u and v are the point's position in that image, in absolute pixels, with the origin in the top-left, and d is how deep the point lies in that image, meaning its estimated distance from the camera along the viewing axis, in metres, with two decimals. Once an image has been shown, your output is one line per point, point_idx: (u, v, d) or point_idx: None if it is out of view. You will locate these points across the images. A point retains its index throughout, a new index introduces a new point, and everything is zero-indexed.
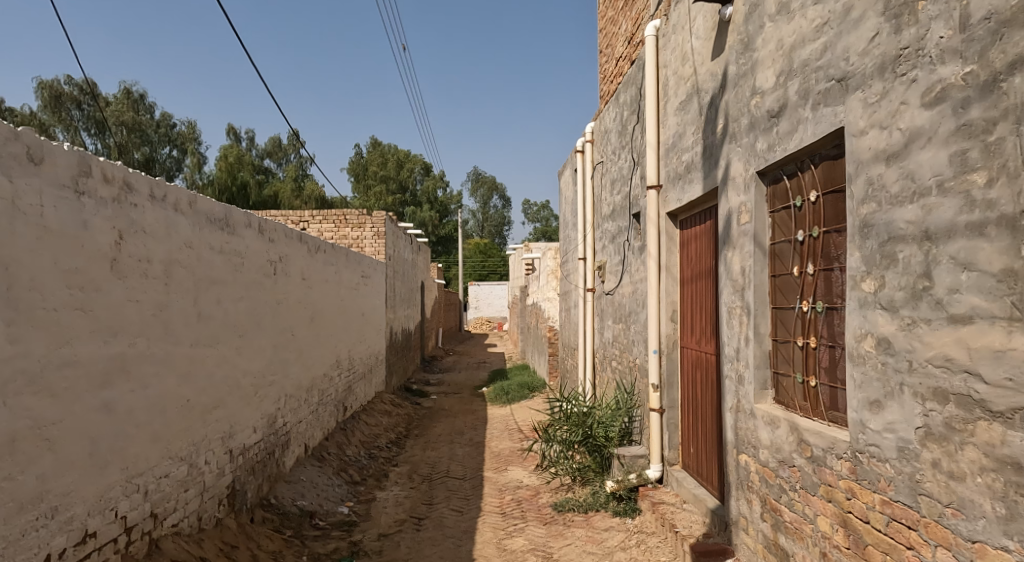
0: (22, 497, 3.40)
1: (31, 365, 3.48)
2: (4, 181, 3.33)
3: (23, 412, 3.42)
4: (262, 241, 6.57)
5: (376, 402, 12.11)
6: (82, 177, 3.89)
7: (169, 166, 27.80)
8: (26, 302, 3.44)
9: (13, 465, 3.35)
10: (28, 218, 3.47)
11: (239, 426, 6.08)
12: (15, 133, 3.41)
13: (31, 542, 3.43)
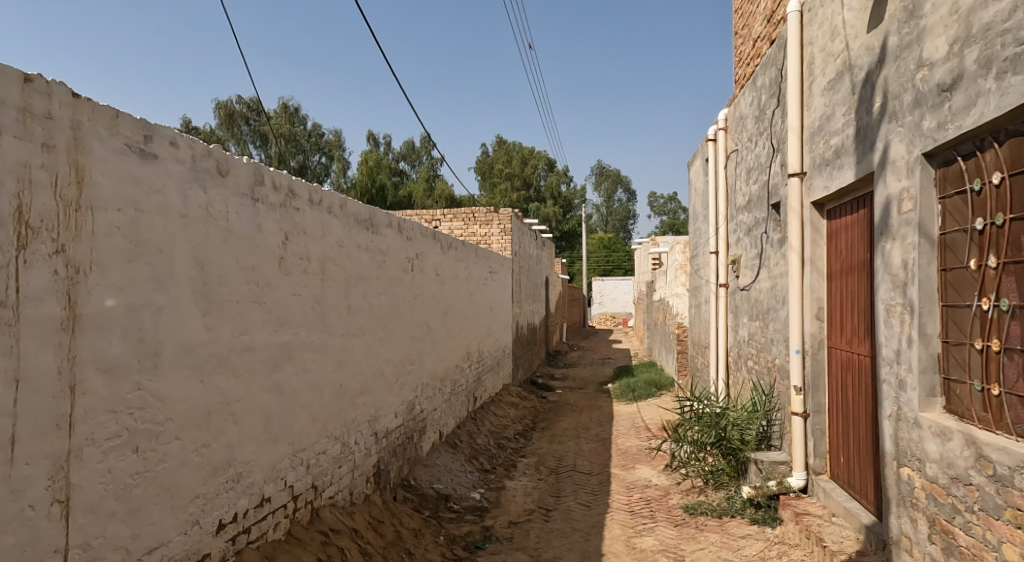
0: (216, 462, 3.76)
1: (220, 350, 3.80)
2: (200, 192, 3.63)
3: (215, 390, 3.75)
4: (401, 239, 6.81)
5: (504, 394, 12.31)
6: (258, 186, 4.18)
7: (319, 172, 29.93)
8: (217, 295, 3.75)
9: (209, 435, 3.70)
10: (218, 222, 3.78)
11: (383, 410, 6.35)
12: (207, 149, 3.71)
13: (223, 501, 3.82)
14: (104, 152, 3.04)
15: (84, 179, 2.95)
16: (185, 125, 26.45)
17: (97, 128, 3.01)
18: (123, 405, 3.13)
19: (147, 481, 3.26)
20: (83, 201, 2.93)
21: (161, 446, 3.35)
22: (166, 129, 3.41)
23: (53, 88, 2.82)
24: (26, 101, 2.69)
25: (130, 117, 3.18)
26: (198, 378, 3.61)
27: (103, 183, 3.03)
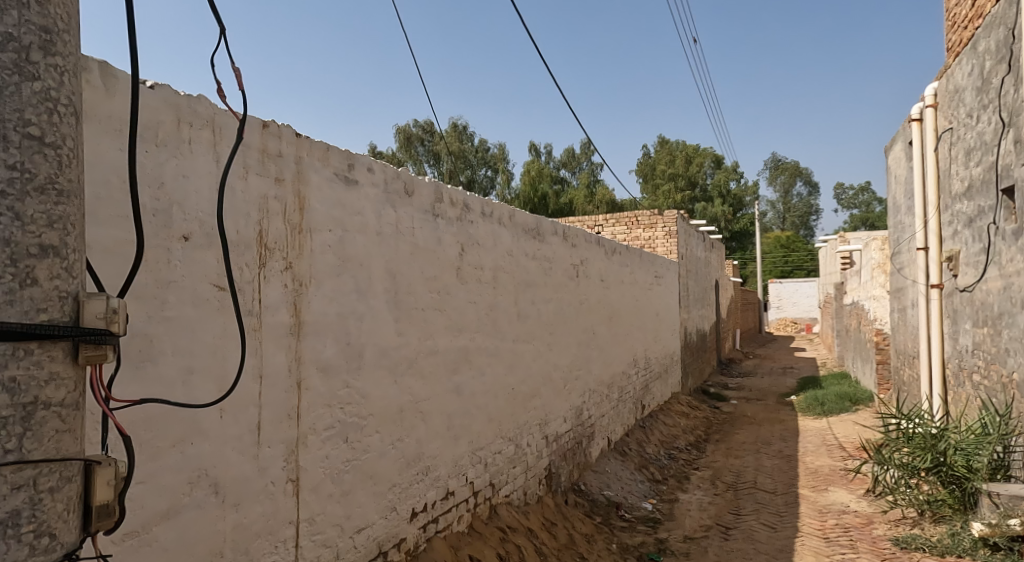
0: (408, 455, 3.96)
1: (410, 353, 3.99)
2: (391, 212, 3.85)
3: (406, 390, 3.95)
4: (566, 246, 6.79)
5: (673, 403, 11.88)
6: (437, 203, 4.36)
7: (485, 185, 31.01)
8: (406, 303, 3.96)
9: (402, 430, 3.91)
10: (406, 237, 3.98)
11: (553, 414, 6.37)
12: (396, 173, 3.92)
13: (414, 491, 4.02)
14: (319, 181, 3.32)
15: (304, 206, 3.23)
16: (370, 150, 28.77)
17: (313, 162, 3.30)
18: (336, 401, 3.38)
19: (355, 468, 3.51)
20: (304, 224, 3.22)
21: (365, 437, 3.59)
22: (365, 157, 3.66)
23: (282, 131, 3.13)
24: (265, 145, 3.01)
25: (337, 148, 3.45)
26: (392, 377, 3.82)
27: (319, 209, 3.31)
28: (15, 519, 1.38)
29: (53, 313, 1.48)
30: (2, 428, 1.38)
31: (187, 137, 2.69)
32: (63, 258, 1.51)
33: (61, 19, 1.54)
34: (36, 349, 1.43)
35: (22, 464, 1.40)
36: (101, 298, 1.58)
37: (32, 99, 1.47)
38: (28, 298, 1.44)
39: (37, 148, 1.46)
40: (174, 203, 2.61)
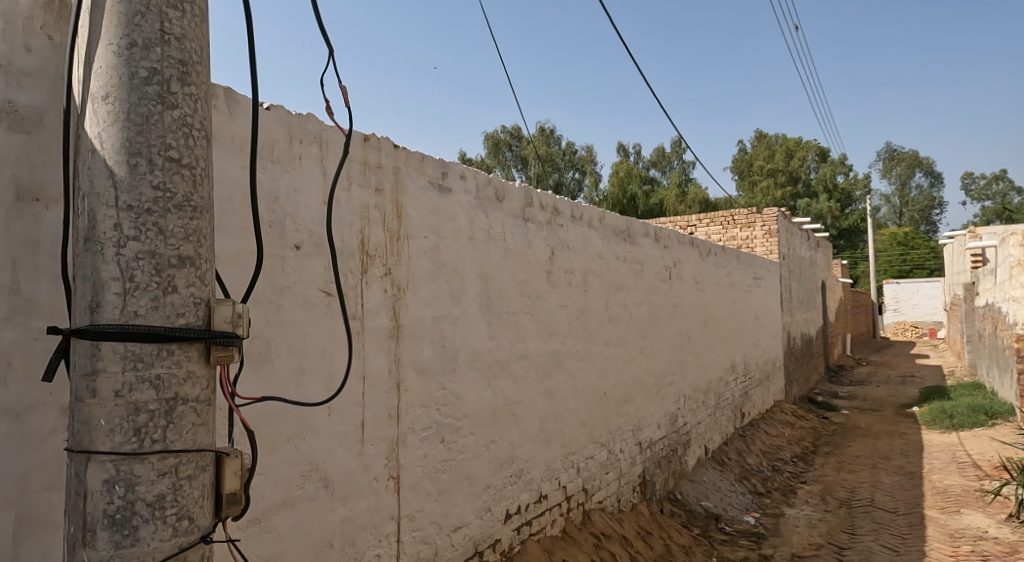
0: (501, 457, 4.04)
1: (502, 356, 4.08)
2: (483, 217, 3.96)
3: (499, 392, 4.04)
4: (658, 248, 6.70)
5: (775, 412, 11.41)
6: (528, 207, 4.43)
7: (573, 188, 30.89)
8: (498, 307, 4.05)
9: (496, 432, 3.99)
10: (497, 242, 4.08)
11: (646, 420, 6.29)
12: (488, 179, 4.03)
13: (508, 493, 4.10)
14: (415, 190, 3.47)
15: (402, 214, 3.38)
16: (459, 157, 29.36)
17: (410, 172, 3.45)
18: (432, 402, 3.51)
19: (452, 468, 3.62)
20: (401, 232, 3.37)
21: (460, 438, 3.69)
22: (458, 165, 3.78)
23: (381, 143, 3.29)
24: (365, 157, 3.18)
25: (432, 157, 3.59)
26: (485, 380, 3.92)
27: (415, 217, 3.45)
28: (161, 502, 1.56)
29: (189, 317, 1.62)
30: (151, 420, 1.56)
31: (298, 153, 2.88)
32: (197, 268, 1.66)
33: (197, 52, 1.70)
34: (176, 350, 1.60)
35: (167, 452, 1.57)
36: (228, 304, 1.70)
37: (172, 125, 1.62)
38: (169, 304, 1.59)
39: (175, 170, 1.61)
40: (287, 215, 2.81)
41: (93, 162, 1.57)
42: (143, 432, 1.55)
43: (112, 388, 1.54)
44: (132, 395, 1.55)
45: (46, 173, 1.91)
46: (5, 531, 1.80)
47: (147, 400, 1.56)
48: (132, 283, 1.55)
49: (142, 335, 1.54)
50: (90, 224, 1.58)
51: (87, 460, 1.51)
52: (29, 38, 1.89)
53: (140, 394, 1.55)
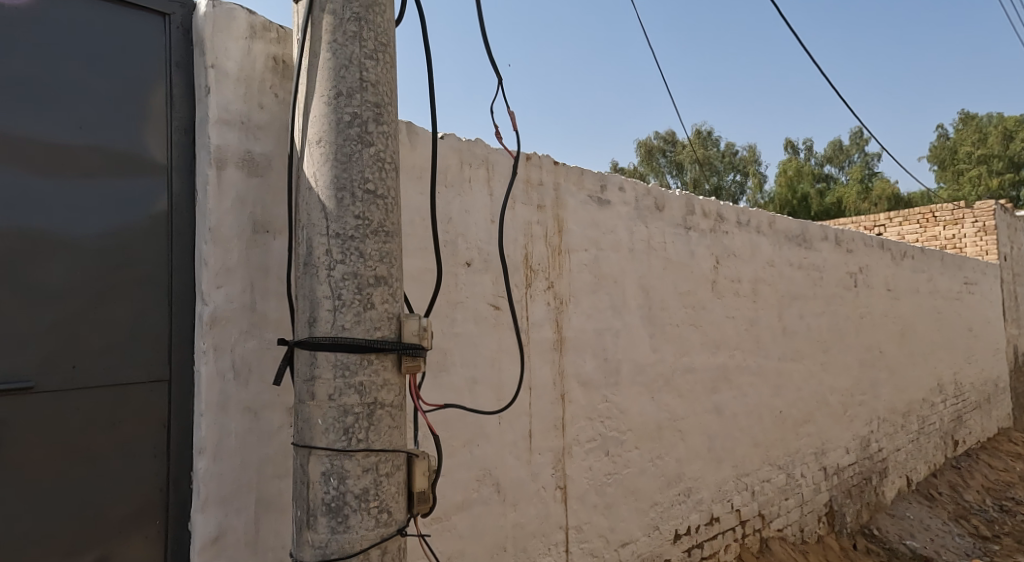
0: (669, 474, 4.00)
1: (666, 370, 4.03)
2: (642, 228, 3.95)
3: (664, 407, 3.99)
4: (840, 253, 6.24)
5: (999, 442, 10.08)
6: (689, 215, 4.36)
7: (734, 191, 29.43)
8: (660, 318, 4.02)
9: (662, 448, 3.96)
10: (658, 252, 4.05)
11: (831, 443, 5.87)
12: (647, 189, 4.02)
13: (677, 512, 4.04)
14: (575, 205, 3.54)
15: (563, 228, 3.46)
16: (612, 167, 29.18)
17: (569, 187, 3.52)
18: (596, 414, 3.56)
19: (618, 482, 3.64)
20: (563, 246, 3.45)
21: (625, 452, 3.70)
22: (616, 177, 3.81)
23: (542, 160, 3.39)
24: (528, 175, 3.29)
25: (591, 171, 3.64)
26: (649, 394, 3.90)
27: (575, 231, 3.52)
28: (365, 494, 1.77)
29: (385, 330, 1.83)
30: (357, 421, 1.77)
31: (468, 175, 2.97)
32: (390, 286, 1.86)
33: (389, 95, 1.91)
34: (375, 359, 1.80)
35: (370, 451, 1.78)
36: (416, 318, 1.89)
37: (370, 161, 1.85)
38: (369, 319, 1.81)
39: (372, 200, 1.83)
40: (459, 234, 2.87)
41: (309, 197, 1.83)
42: (351, 431, 1.76)
43: (326, 392, 1.78)
44: (341, 399, 1.77)
45: (274, 209, 2.24)
46: (249, 511, 2.13)
47: (353, 403, 1.78)
48: (340, 301, 1.78)
49: (349, 346, 1.77)
50: (308, 251, 1.84)
51: (309, 454, 1.75)
52: (262, 97, 2.22)
53: (348, 398, 1.77)
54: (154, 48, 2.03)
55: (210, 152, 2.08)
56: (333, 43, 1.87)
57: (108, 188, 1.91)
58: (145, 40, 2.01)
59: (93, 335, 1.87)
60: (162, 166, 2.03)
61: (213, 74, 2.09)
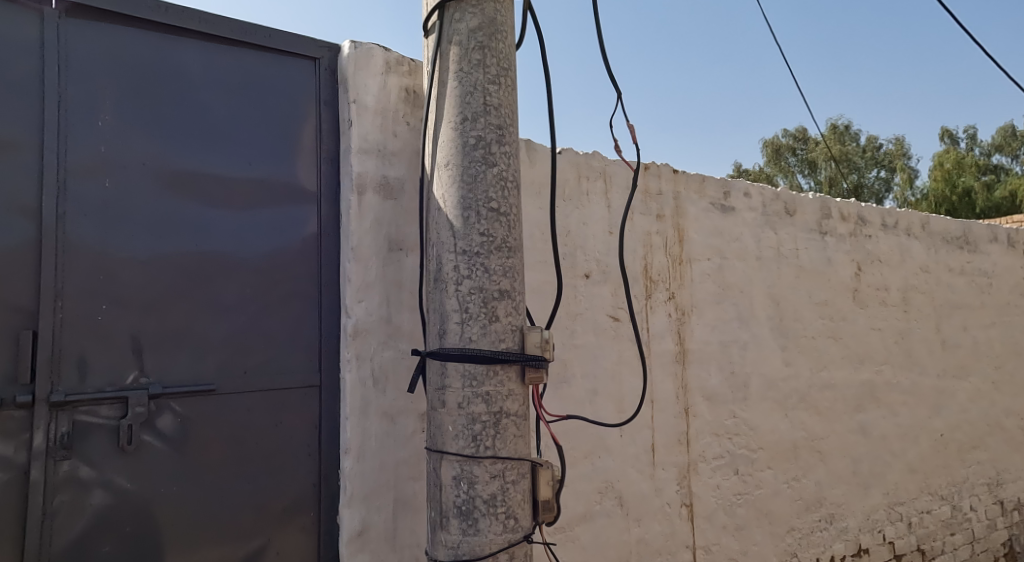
0: (808, 498, 3.80)
1: (801, 386, 3.84)
2: (771, 234, 3.80)
3: (799, 424, 3.80)
4: (1016, 255, 5.60)
5: None
6: (825, 218, 4.13)
7: (877, 189, 27.24)
8: (793, 330, 3.84)
9: (798, 469, 3.77)
10: (789, 260, 3.87)
11: (1010, 474, 5.30)
12: (775, 194, 3.86)
13: (818, 539, 3.82)
14: (697, 213, 3.44)
15: (684, 237, 3.37)
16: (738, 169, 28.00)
17: (690, 195, 3.42)
18: (724, 430, 3.44)
19: (748, 503, 3.50)
20: (684, 255, 3.36)
21: (757, 471, 3.55)
22: (740, 182, 3.67)
23: (661, 169, 3.31)
24: (647, 185, 3.24)
25: (714, 178, 3.52)
26: (782, 410, 3.73)
27: (697, 239, 3.42)
28: (494, 500, 1.85)
29: (509, 343, 1.90)
30: (484, 429, 1.86)
31: (586, 190, 2.89)
32: (513, 300, 1.94)
33: (510, 118, 2.01)
34: (500, 370, 1.89)
35: (497, 458, 1.86)
36: (538, 330, 1.94)
37: (493, 181, 1.94)
38: (494, 331, 1.90)
39: (495, 217, 1.92)
40: (577, 247, 2.84)
41: (438, 217, 1.96)
42: (479, 439, 1.85)
43: (456, 400, 1.88)
44: (470, 407, 1.87)
45: (406, 228, 2.38)
46: (388, 509, 2.28)
47: (480, 412, 1.87)
48: (467, 314, 1.88)
49: (476, 357, 1.86)
50: (438, 267, 1.96)
51: (441, 459, 1.86)
52: (396, 125, 2.38)
53: (475, 407, 1.87)
54: (306, 88, 2.31)
55: (352, 179, 2.26)
56: (460, 72, 1.99)
57: (269, 214, 2.20)
58: (297, 83, 2.30)
59: (256, 343, 2.14)
60: (311, 192, 2.28)
61: (356, 108, 2.28)
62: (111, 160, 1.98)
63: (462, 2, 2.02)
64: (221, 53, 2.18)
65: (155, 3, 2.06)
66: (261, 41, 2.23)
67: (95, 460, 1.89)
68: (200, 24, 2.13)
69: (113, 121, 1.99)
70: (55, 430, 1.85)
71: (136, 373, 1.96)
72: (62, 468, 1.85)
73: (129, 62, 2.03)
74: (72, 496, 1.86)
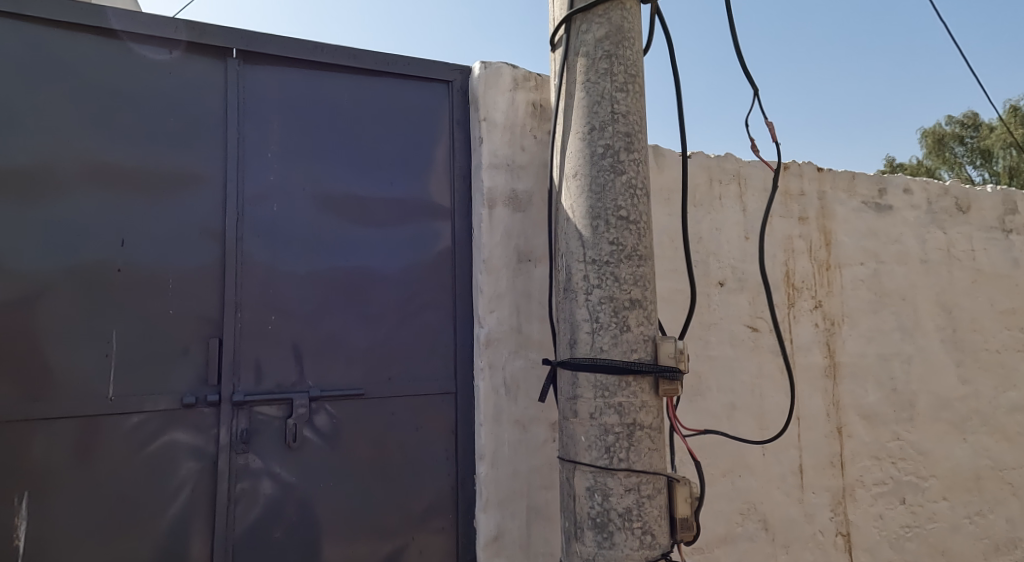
0: (998, 538, 3.30)
1: (983, 407, 3.35)
2: (938, 235, 3.35)
3: (984, 452, 3.32)
4: None
5: None
6: (1009, 214, 3.55)
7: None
8: (970, 343, 3.37)
9: (983, 502, 3.29)
10: (964, 263, 3.40)
11: None
12: (943, 189, 3.41)
13: None
14: (846, 213, 3.16)
15: (831, 241, 3.12)
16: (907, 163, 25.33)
17: (838, 194, 3.16)
18: (886, 453, 3.10)
19: (919, 537, 3.12)
20: (832, 260, 3.11)
21: (930, 502, 3.16)
22: (899, 178, 3.31)
23: (803, 167, 3.08)
24: (786, 186, 3.04)
25: (865, 175, 3.23)
26: (960, 435, 3.28)
27: (847, 242, 3.15)
28: (629, 514, 1.82)
29: (641, 353, 1.87)
30: (617, 441, 1.84)
31: (718, 193, 2.78)
32: (644, 309, 1.91)
33: (638, 125, 1.99)
34: (633, 381, 1.86)
35: (631, 471, 1.83)
36: (671, 341, 1.89)
37: (622, 189, 1.92)
38: (625, 340, 1.87)
39: (625, 226, 1.90)
40: (710, 253, 2.73)
41: (567, 228, 1.97)
42: (612, 450, 1.84)
43: (588, 410, 1.88)
44: (603, 418, 1.85)
45: (535, 239, 2.40)
46: (522, 516, 2.31)
47: (613, 422, 1.85)
48: (598, 324, 1.87)
49: (607, 367, 1.85)
50: (567, 277, 1.97)
51: (574, 469, 1.86)
52: (524, 139, 2.42)
53: (608, 417, 1.85)
54: (440, 109, 2.43)
55: (482, 194, 2.34)
56: (587, 83, 2.00)
57: (408, 230, 2.33)
58: (433, 105, 2.43)
59: (400, 351, 2.28)
60: (447, 208, 2.40)
61: (485, 125, 2.36)
62: (277, 188, 2.20)
63: (588, 13, 2.03)
64: (368, 84, 2.35)
65: (312, 43, 2.27)
66: (401, 69, 2.38)
67: (266, 455, 2.10)
68: (350, 59, 2.32)
69: (277, 152, 2.21)
70: (236, 426, 2.08)
71: (298, 379, 2.16)
72: (241, 460, 2.08)
73: (292, 98, 2.25)
74: (250, 485, 2.08)
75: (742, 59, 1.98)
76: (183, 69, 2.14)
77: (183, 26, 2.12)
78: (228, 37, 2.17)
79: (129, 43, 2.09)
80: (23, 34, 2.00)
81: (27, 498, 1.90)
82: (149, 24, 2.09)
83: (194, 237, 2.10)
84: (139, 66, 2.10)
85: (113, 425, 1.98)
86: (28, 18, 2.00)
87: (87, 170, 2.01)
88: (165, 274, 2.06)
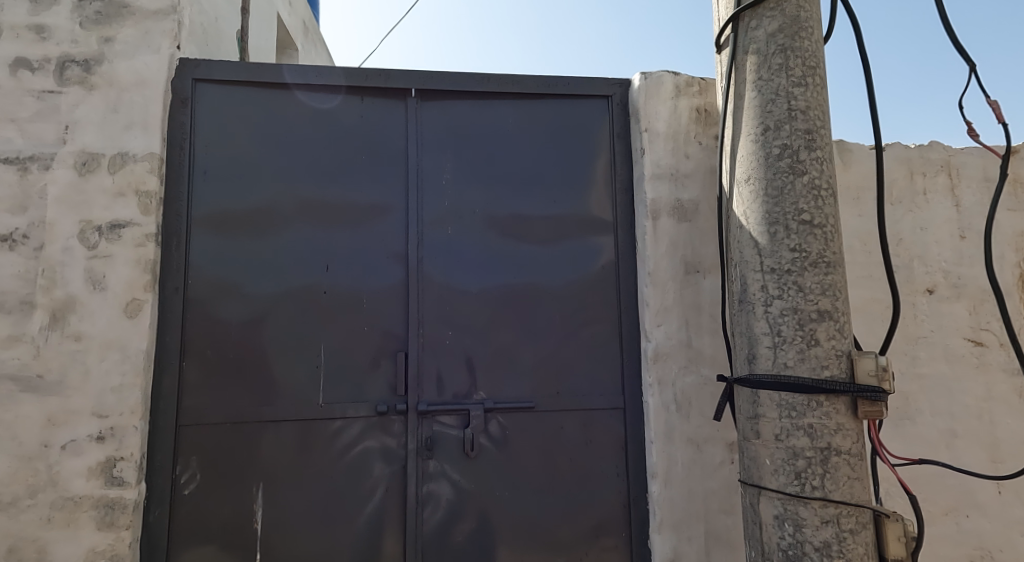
0: None
1: None
2: None
3: None
4: None
5: None
6: None
7: None
8: None
9: None
10: None
11: None
12: None
13: None
14: None
15: None
16: None
17: None
18: None
19: None
20: None
21: None
22: None
23: None
24: (1015, 173, 2.54)
25: None
26: None
27: None
28: (827, 549, 1.61)
29: (833, 370, 1.64)
30: (809, 466, 1.63)
31: (922, 188, 2.44)
32: (835, 320, 1.67)
33: (820, 118, 1.76)
34: (825, 401, 1.64)
35: (827, 501, 1.61)
36: (871, 356, 1.64)
37: (803, 191, 1.71)
38: (814, 356, 1.66)
39: (809, 230, 1.69)
40: (915, 257, 2.40)
41: (741, 236, 1.79)
42: (804, 476, 1.63)
43: (772, 432, 1.68)
44: (790, 440, 1.65)
45: (703, 249, 2.32)
46: (700, 540, 2.20)
47: (804, 446, 1.64)
48: (780, 338, 1.68)
49: (794, 386, 1.65)
50: (742, 288, 1.79)
51: (758, 495, 1.68)
52: (688, 147, 2.35)
53: (797, 440, 1.65)
54: (600, 125, 2.47)
55: (646, 206, 2.32)
56: (759, 81, 1.81)
57: (573, 246, 2.39)
58: (594, 122, 2.47)
59: (567, 364, 2.32)
60: (610, 222, 2.41)
61: (647, 136, 2.34)
62: (452, 212, 2.37)
63: (758, 8, 1.83)
64: (531, 108, 2.46)
65: (480, 75, 2.44)
66: (562, 90, 2.46)
67: (446, 461, 2.25)
68: (513, 85, 2.45)
69: (452, 179, 2.39)
70: (421, 434, 2.25)
71: (472, 389, 2.28)
72: (427, 465, 2.24)
73: (464, 129, 2.42)
74: (435, 488, 2.24)
75: (952, 31, 1.76)
76: (372, 111, 2.40)
77: (343, 73, 2.38)
78: (409, 79, 2.40)
79: (299, 93, 2.39)
80: (250, 97, 2.37)
81: (262, 488, 2.21)
82: (317, 75, 2.38)
83: (383, 261, 2.33)
84: (338, 113, 2.39)
85: (323, 429, 2.24)
86: (252, 84, 2.37)
87: (300, 207, 2.34)
88: (360, 296, 2.31)
